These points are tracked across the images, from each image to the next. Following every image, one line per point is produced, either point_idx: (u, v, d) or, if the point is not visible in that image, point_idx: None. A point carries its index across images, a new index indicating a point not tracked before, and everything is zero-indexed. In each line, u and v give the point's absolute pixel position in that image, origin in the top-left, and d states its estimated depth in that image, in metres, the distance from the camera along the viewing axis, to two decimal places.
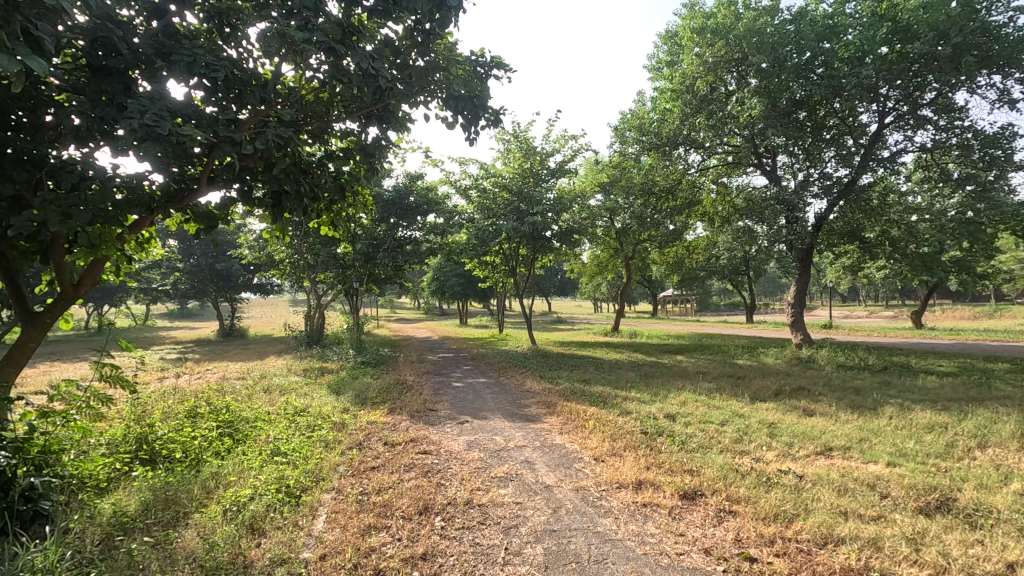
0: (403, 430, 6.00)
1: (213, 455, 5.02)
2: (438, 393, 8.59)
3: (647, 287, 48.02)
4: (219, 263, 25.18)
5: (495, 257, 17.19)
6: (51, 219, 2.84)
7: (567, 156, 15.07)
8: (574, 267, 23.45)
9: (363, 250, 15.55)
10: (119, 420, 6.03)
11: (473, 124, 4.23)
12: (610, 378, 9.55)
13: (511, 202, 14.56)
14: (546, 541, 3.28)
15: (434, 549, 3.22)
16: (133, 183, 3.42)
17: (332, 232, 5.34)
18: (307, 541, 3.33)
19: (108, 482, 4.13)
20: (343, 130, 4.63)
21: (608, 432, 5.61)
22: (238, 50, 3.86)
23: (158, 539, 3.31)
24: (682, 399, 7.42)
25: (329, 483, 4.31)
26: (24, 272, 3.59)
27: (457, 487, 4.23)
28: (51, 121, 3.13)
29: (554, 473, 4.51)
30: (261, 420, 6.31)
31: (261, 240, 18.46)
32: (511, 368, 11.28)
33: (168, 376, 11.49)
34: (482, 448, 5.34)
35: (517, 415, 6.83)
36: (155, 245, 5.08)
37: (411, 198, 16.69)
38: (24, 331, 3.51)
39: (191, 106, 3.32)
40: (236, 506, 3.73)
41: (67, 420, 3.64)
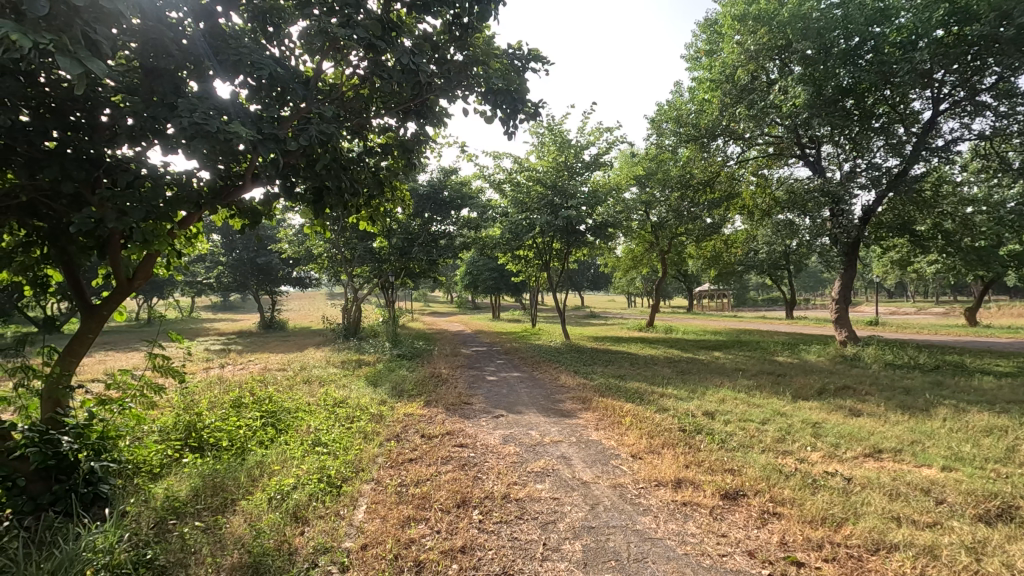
0: (439, 424, 6.06)
1: (257, 444, 5.17)
2: (473, 387, 8.65)
3: (682, 282, 47.33)
4: (260, 258, 25.95)
5: (528, 251, 17.17)
6: (109, 215, 2.97)
7: (602, 149, 14.87)
8: (608, 261, 23.14)
9: (399, 245, 15.73)
10: (169, 408, 6.30)
11: (513, 118, 4.18)
12: (645, 375, 9.41)
13: (545, 196, 14.39)
14: (585, 538, 3.26)
15: (473, 542, 3.24)
16: (182, 180, 3.53)
17: (370, 227, 5.43)
18: (348, 531, 3.40)
19: (161, 468, 4.33)
20: (381, 126, 4.62)
21: (645, 429, 5.54)
22: (280, 48, 3.94)
23: (209, 524, 3.44)
24: (720, 396, 7.24)
25: (369, 474, 4.38)
26: (82, 267, 3.78)
27: (494, 481, 4.25)
28: (107, 122, 3.25)
29: (591, 470, 4.48)
30: (302, 410, 6.49)
31: (301, 234, 18.95)
32: (544, 363, 11.26)
33: (213, 367, 11.93)
34: (517, 442, 5.33)
35: (552, 410, 6.82)
36: (202, 240, 5.26)
37: (446, 192, 16.98)
38: (83, 323, 3.68)
39: (238, 106, 3.40)
40: (280, 494, 3.84)
41: (124, 407, 3.81)
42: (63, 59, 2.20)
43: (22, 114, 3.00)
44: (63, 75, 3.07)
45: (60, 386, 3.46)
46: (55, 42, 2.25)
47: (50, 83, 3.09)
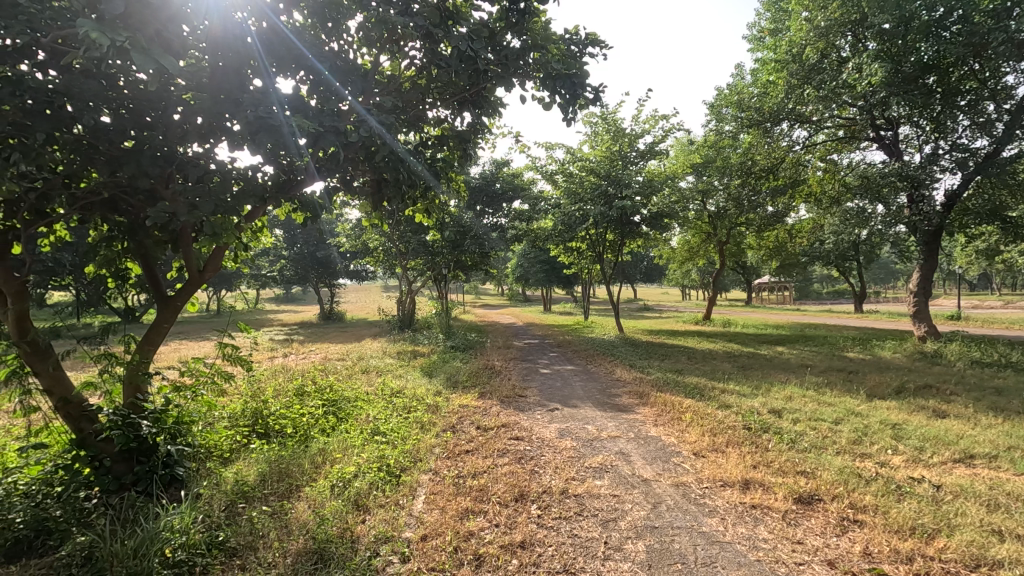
0: (494, 415, 6.04)
1: (320, 431, 5.30)
2: (526, 379, 8.61)
3: (741, 274, 45.61)
4: (320, 252, 26.86)
5: (582, 243, 16.91)
6: (181, 209, 3.09)
7: (657, 137, 14.39)
8: (662, 253, 22.49)
9: (452, 237, 15.85)
10: (238, 395, 6.59)
11: (572, 105, 3.97)
12: (704, 369, 9.08)
13: (599, 186, 14.01)
14: (648, 538, 3.13)
15: (532, 538, 3.18)
16: (248, 175, 3.61)
17: (426, 219, 5.45)
18: (408, 520, 3.42)
19: (230, 453, 4.52)
20: (436, 118, 4.62)
21: (707, 426, 5.32)
22: (339, 43, 3.96)
23: (275, 509, 3.54)
24: (787, 394, 6.86)
25: (427, 464, 4.41)
26: (158, 260, 3.98)
27: (551, 475, 4.17)
28: (178, 120, 3.37)
29: (651, 467, 4.33)
30: (361, 399, 6.63)
31: (358, 228, 19.45)
32: (598, 356, 11.08)
33: (277, 356, 12.44)
34: (574, 437, 5.24)
35: (608, 404, 6.68)
36: (265, 234, 5.44)
37: (498, 185, 17.37)
38: (160, 313, 3.87)
39: (298, 100, 3.44)
40: (342, 482, 3.92)
41: (196, 394, 3.98)
42: (139, 59, 2.28)
43: (104, 116, 3.15)
44: (139, 77, 3.21)
45: (139, 371, 3.66)
46: (130, 40, 2.32)
47: (128, 86, 3.24)
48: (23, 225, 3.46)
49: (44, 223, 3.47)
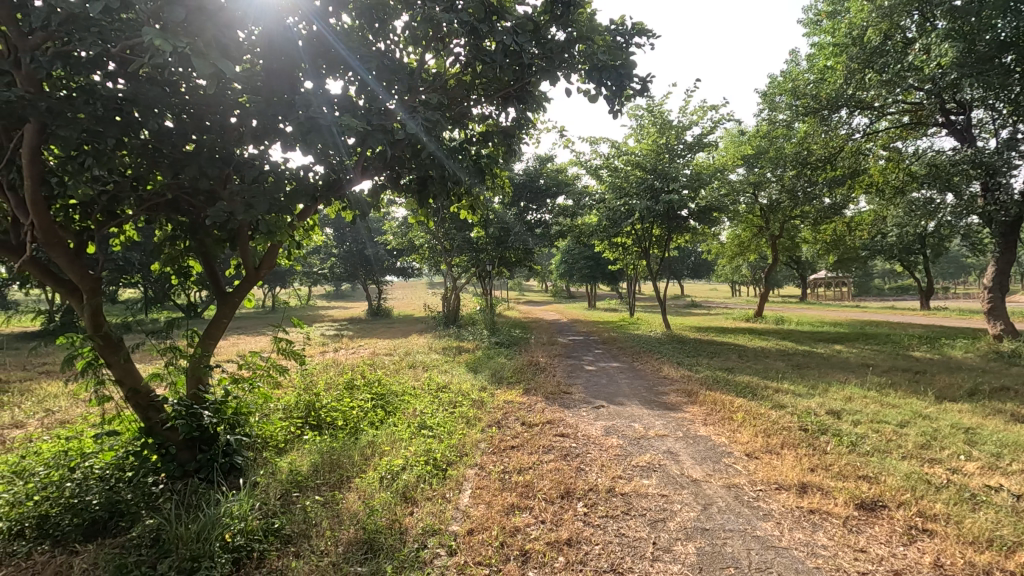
0: (539, 412, 6.02)
1: (369, 424, 5.43)
2: (571, 376, 8.54)
3: (795, 269, 43.82)
4: (368, 249, 27.51)
5: (627, 238, 16.64)
6: (238, 208, 3.22)
7: (706, 128, 13.97)
8: (712, 248, 21.83)
9: (495, 234, 15.89)
10: (292, 388, 6.84)
11: (618, 97, 3.87)
12: (756, 368, 8.77)
13: (645, 180, 13.73)
14: (699, 540, 3.05)
15: (578, 535, 3.15)
16: (300, 175, 3.72)
17: (471, 215, 5.48)
18: (454, 514, 3.45)
19: (285, 443, 4.70)
20: (481, 114, 4.62)
21: (760, 426, 5.13)
22: (386, 43, 4.02)
23: (327, 498, 3.65)
24: (846, 394, 6.54)
25: (473, 459, 4.44)
26: (217, 258, 4.17)
27: (597, 473, 4.12)
28: (235, 123, 3.50)
29: (701, 467, 4.21)
30: (408, 393, 6.75)
31: (404, 226, 19.79)
32: (645, 353, 10.87)
33: (328, 351, 12.83)
34: (620, 434, 5.15)
35: (655, 402, 6.55)
36: (317, 232, 5.60)
37: (541, 181, 17.31)
38: (219, 309, 4.05)
39: (347, 100, 3.52)
40: (390, 474, 4.00)
41: (253, 386, 4.14)
42: (198, 63, 2.38)
43: (167, 121, 3.32)
44: (199, 82, 3.36)
45: (201, 364, 3.85)
46: (190, 46, 2.43)
47: (189, 91, 3.39)
48: (96, 226, 3.69)
49: (115, 224, 3.69)
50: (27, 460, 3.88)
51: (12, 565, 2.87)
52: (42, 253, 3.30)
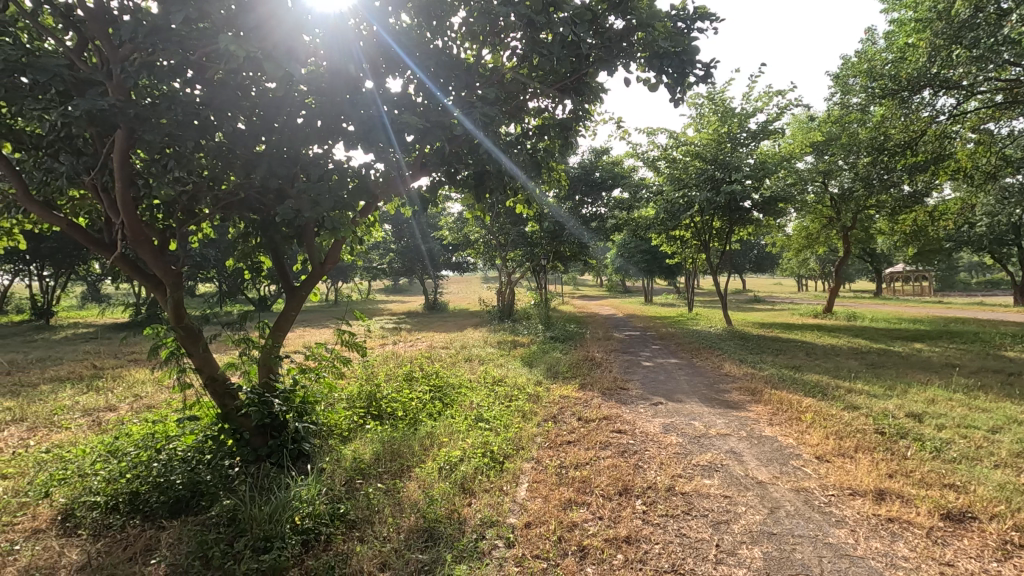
0: (595, 407, 5.96)
1: (427, 416, 5.55)
2: (627, 372, 8.39)
3: (870, 262, 41.19)
4: (425, 244, 28.06)
5: (686, 230, 16.16)
6: (304, 206, 3.36)
7: (771, 115, 13.30)
8: (776, 240, 20.85)
9: (550, 228, 15.82)
10: (354, 378, 7.09)
11: (680, 85, 3.72)
12: (826, 366, 8.32)
13: (705, 170, 13.26)
14: (765, 544, 2.93)
15: (637, 534, 3.10)
16: (362, 173, 3.83)
17: (527, 209, 5.47)
18: (511, 507, 3.47)
19: (349, 432, 4.88)
20: (537, 108, 4.60)
21: (831, 428, 4.87)
22: (443, 40, 4.04)
23: (389, 486, 3.76)
24: (928, 396, 6.10)
25: (529, 452, 4.45)
26: (286, 254, 4.37)
27: (656, 471, 4.03)
28: (301, 123, 3.64)
29: (767, 469, 4.04)
30: (465, 386, 6.85)
31: (460, 221, 20.05)
32: (704, 350, 10.53)
33: (387, 343, 13.21)
34: (679, 432, 5.02)
35: (717, 400, 6.34)
36: (377, 228, 5.76)
37: (597, 173, 17.03)
38: (287, 302, 4.26)
39: (405, 98, 3.59)
40: (449, 465, 4.07)
41: (319, 376, 4.32)
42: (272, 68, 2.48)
43: (239, 123, 3.51)
44: (268, 86, 3.53)
45: (272, 354, 4.06)
46: (263, 51, 2.55)
47: (258, 95, 3.56)
48: (178, 224, 3.96)
49: (193, 222, 3.94)
50: (121, 441, 4.23)
51: (109, 536, 3.17)
52: (131, 250, 3.57)
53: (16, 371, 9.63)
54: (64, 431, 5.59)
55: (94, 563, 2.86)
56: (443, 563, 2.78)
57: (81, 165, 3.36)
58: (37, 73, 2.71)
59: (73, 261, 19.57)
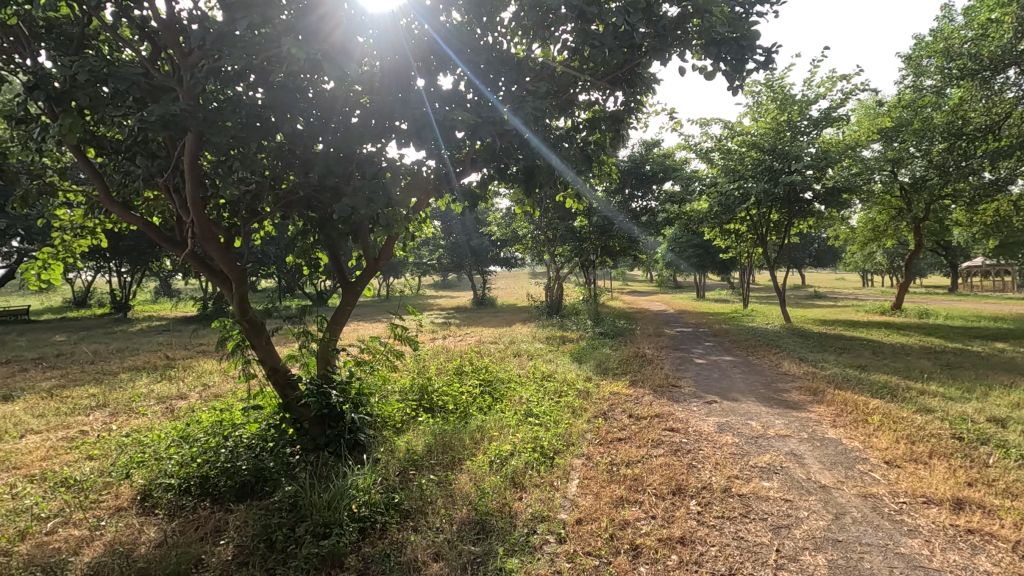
0: (647, 405, 5.86)
1: (477, 409, 5.60)
2: (680, 369, 8.21)
3: (945, 257, 38.45)
4: (474, 240, 28.31)
5: (741, 224, 15.61)
6: (360, 204, 3.45)
7: (835, 101, 12.64)
8: (839, 233, 19.82)
9: (599, 223, 15.63)
10: (406, 371, 7.25)
11: (738, 72, 3.56)
12: (895, 366, 7.86)
13: (762, 161, 12.76)
14: (830, 552, 2.80)
15: (692, 535, 3.02)
16: (415, 170, 3.89)
17: (577, 203, 5.41)
18: (562, 502, 3.46)
19: (402, 423, 5.00)
20: (587, 101, 4.54)
21: (902, 431, 4.59)
22: (494, 36, 4.03)
23: (441, 478, 3.82)
24: (1013, 400, 5.65)
25: (580, 448, 4.43)
26: (342, 250, 4.51)
27: (712, 472, 3.92)
28: (356, 122, 3.74)
29: (831, 473, 3.85)
30: (514, 381, 6.89)
31: (508, 216, 20.10)
32: (761, 347, 10.16)
33: (438, 338, 13.43)
34: (735, 432, 4.87)
35: (775, 399, 6.11)
36: (429, 224, 5.85)
37: (647, 166, 16.68)
38: (344, 297, 4.40)
39: (457, 96, 3.62)
40: (500, 459, 4.10)
41: (374, 369, 4.43)
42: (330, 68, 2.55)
43: (298, 124, 3.64)
44: (325, 87, 3.64)
45: (329, 347, 4.19)
46: (323, 53, 2.63)
47: (315, 96, 3.67)
48: (242, 222, 4.15)
49: (256, 220, 4.12)
50: (192, 427, 4.50)
51: (182, 516, 3.39)
52: (201, 247, 3.76)
53: (100, 360, 10.41)
54: (142, 417, 5.99)
55: (170, 541, 3.05)
56: (496, 555, 2.81)
57: (155, 167, 3.57)
58: (117, 81, 2.89)
59: (148, 257, 20.94)
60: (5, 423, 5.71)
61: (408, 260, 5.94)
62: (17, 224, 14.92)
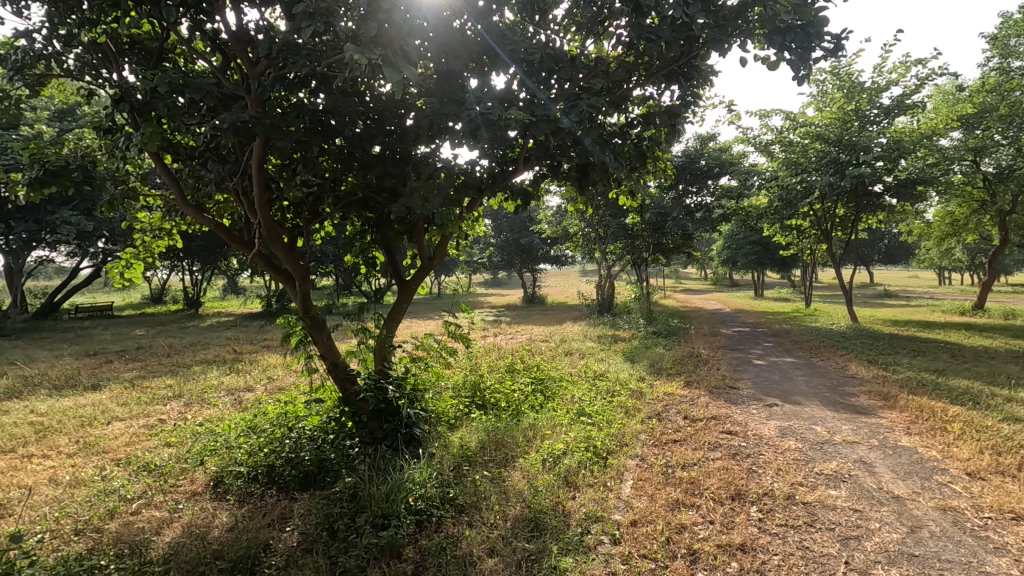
0: (703, 406, 5.70)
1: (530, 407, 5.62)
2: (737, 370, 7.94)
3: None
4: (524, 238, 28.32)
5: (804, 219, 14.90)
6: (416, 204, 3.52)
7: (909, 88, 11.86)
8: (913, 228, 18.60)
9: (652, 220, 15.32)
10: (460, 368, 7.35)
11: (805, 60, 3.38)
12: (977, 371, 7.32)
13: (827, 152, 12.17)
14: (905, 567, 2.65)
15: (753, 542, 2.92)
16: (468, 170, 3.94)
17: (630, 200, 5.32)
18: (617, 503, 3.42)
19: (456, 420, 5.08)
20: (642, 96, 4.45)
21: (986, 442, 4.26)
22: (546, 34, 4.01)
23: (494, 474, 3.86)
24: None
25: (634, 450, 4.37)
26: (398, 249, 4.62)
27: (774, 477, 3.77)
28: (412, 124, 3.82)
29: (905, 483, 3.63)
30: (566, 379, 6.86)
31: (559, 214, 19.99)
32: (826, 349, 9.68)
33: (489, 335, 13.56)
34: (799, 437, 4.67)
35: (841, 403, 5.81)
36: (481, 223, 5.91)
37: (703, 161, 16.20)
38: (400, 295, 4.51)
39: (511, 94, 3.62)
40: (552, 457, 4.10)
41: (428, 365, 4.52)
42: (388, 72, 2.60)
43: (356, 127, 3.75)
44: (382, 91, 3.73)
45: (386, 343, 4.31)
46: (382, 57, 2.69)
47: (373, 99, 3.77)
48: (305, 223, 4.33)
49: (318, 221, 4.29)
50: (259, 418, 4.74)
51: (251, 502, 3.58)
52: (267, 248, 3.95)
53: (175, 353, 11.11)
54: (213, 408, 6.36)
55: (240, 525, 3.23)
56: (550, 553, 2.82)
57: (225, 172, 3.77)
58: (193, 92, 3.06)
59: (217, 256, 22.16)
60: (94, 411, 6.19)
61: (460, 259, 6.02)
62: (103, 227, 16.12)
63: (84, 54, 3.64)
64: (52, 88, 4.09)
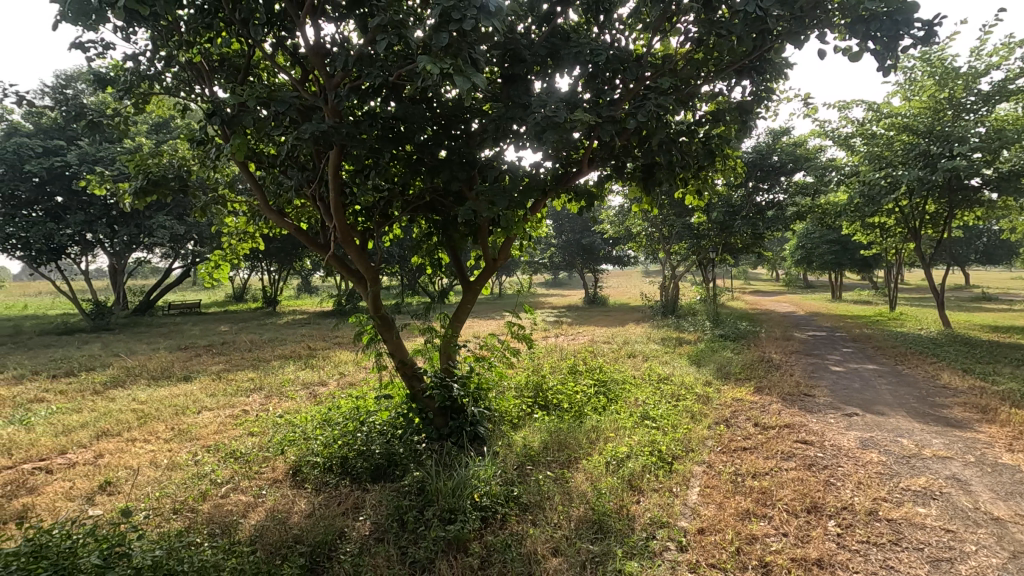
0: (775, 414, 5.45)
1: (592, 409, 5.60)
2: (812, 377, 7.53)
3: None
4: (585, 239, 28.05)
5: (888, 216, 13.91)
6: (483, 207, 3.61)
7: (1012, 71, 10.81)
8: (1017, 225, 16.92)
9: (719, 219, 14.80)
10: (522, 369, 7.41)
11: (892, 48, 3.18)
12: None
13: (915, 145, 11.31)
14: None
15: (831, 558, 2.79)
16: (532, 172, 3.98)
17: (697, 199, 5.19)
18: (683, 510, 3.35)
19: (519, 420, 5.13)
20: (711, 92, 4.32)
21: None
22: (610, 34, 3.97)
23: (558, 475, 3.88)
24: None
25: (700, 456, 4.25)
26: (464, 250, 4.73)
27: (854, 491, 3.56)
28: (477, 128, 3.90)
29: (1006, 505, 3.33)
30: (629, 382, 6.76)
31: (621, 213, 19.66)
32: (913, 356, 9.00)
33: (550, 336, 13.57)
34: (882, 450, 4.38)
35: (931, 415, 5.39)
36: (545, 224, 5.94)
37: (775, 157, 15.48)
38: (465, 295, 4.61)
39: (575, 95, 3.62)
40: (616, 460, 4.06)
41: (492, 364, 4.60)
42: (459, 79, 2.68)
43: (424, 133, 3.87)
44: (449, 96, 3.83)
45: (452, 342, 4.42)
46: (453, 65, 2.77)
47: (441, 105, 3.89)
48: (376, 226, 4.51)
49: (388, 224, 4.46)
50: (333, 412, 5.00)
51: (327, 491, 3.78)
52: (342, 250, 4.16)
53: (255, 348, 11.83)
54: (290, 400, 6.74)
55: (317, 512, 3.43)
56: (615, 556, 2.81)
57: (304, 179, 4.00)
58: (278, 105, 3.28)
59: (292, 258, 23.40)
60: (186, 400, 6.72)
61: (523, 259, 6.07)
62: (192, 230, 17.40)
63: (182, 71, 3.97)
64: (154, 104, 4.49)
